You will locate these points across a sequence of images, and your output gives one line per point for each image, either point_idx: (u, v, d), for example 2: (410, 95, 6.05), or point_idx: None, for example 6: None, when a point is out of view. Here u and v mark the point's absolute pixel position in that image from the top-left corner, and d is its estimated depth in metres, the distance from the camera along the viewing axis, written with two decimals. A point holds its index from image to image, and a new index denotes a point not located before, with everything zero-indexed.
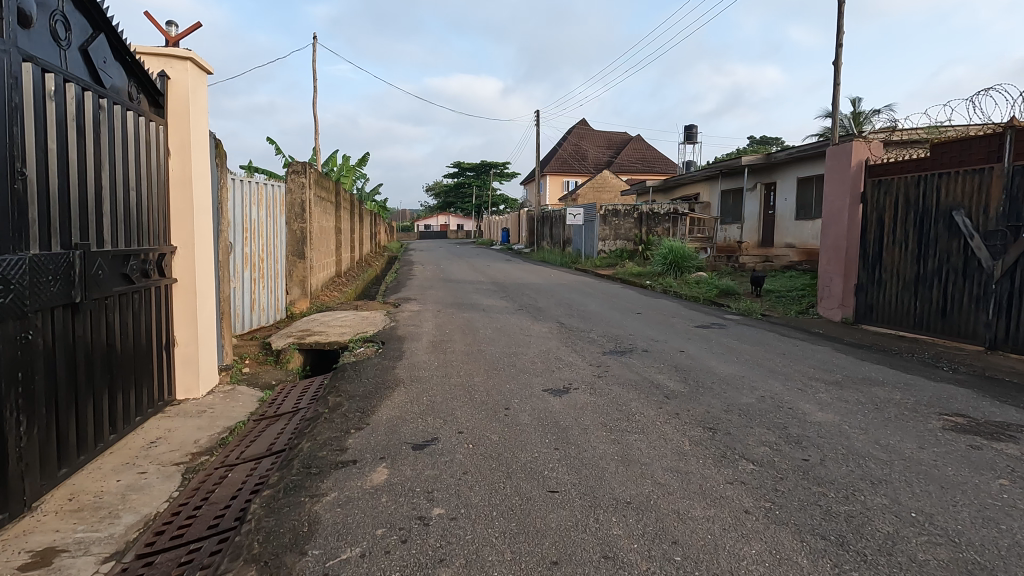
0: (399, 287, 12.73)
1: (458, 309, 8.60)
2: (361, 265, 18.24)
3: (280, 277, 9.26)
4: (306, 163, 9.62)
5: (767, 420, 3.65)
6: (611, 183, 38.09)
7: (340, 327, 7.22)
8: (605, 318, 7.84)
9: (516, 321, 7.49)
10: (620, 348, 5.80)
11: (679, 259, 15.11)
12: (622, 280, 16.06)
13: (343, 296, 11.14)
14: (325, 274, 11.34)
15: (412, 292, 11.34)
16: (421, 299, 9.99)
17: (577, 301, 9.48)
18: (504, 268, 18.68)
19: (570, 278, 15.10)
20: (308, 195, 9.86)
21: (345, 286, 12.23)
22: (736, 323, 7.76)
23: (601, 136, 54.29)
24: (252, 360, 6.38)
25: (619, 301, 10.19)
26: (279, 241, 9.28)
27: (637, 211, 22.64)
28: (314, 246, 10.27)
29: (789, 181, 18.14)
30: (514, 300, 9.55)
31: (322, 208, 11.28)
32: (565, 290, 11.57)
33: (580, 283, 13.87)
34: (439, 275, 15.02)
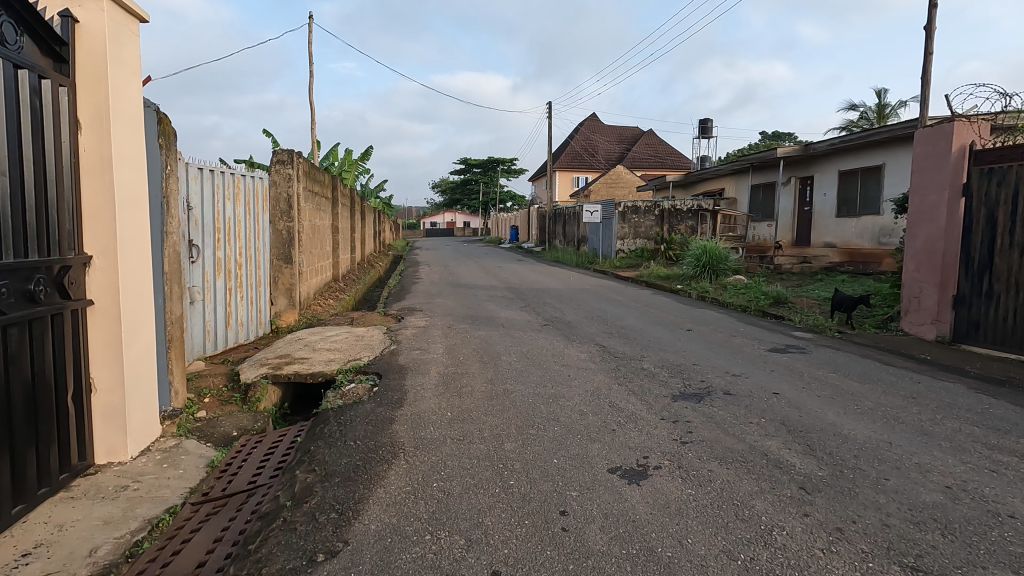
0: (403, 293, 11.34)
1: (473, 324, 7.22)
2: (363, 266, 16.90)
3: (260, 286, 7.86)
4: (293, 151, 8.17)
5: (998, 549, 2.23)
6: (624, 178, 36.57)
7: (329, 351, 5.82)
8: (653, 338, 6.43)
9: (545, 343, 6.09)
10: (691, 388, 4.40)
11: (713, 260, 13.62)
12: (648, 283, 14.62)
13: (339, 305, 9.72)
14: (319, 280, 9.92)
15: (417, 300, 9.93)
16: (429, 310, 8.59)
17: (611, 314, 8.04)
18: (517, 269, 17.28)
19: (592, 282, 13.67)
20: (296, 188, 8.40)
21: (343, 294, 10.85)
22: (815, 344, 6.32)
23: (612, 131, 52.72)
24: (213, 398, 4.99)
25: (658, 312, 8.73)
26: (260, 244, 7.88)
27: (659, 208, 21.13)
28: (304, 248, 8.85)
29: (830, 174, 16.55)
30: (538, 312, 8.14)
31: (315, 204, 9.82)
32: (593, 298, 10.12)
33: (604, 288, 12.44)
34: (447, 278, 13.66)
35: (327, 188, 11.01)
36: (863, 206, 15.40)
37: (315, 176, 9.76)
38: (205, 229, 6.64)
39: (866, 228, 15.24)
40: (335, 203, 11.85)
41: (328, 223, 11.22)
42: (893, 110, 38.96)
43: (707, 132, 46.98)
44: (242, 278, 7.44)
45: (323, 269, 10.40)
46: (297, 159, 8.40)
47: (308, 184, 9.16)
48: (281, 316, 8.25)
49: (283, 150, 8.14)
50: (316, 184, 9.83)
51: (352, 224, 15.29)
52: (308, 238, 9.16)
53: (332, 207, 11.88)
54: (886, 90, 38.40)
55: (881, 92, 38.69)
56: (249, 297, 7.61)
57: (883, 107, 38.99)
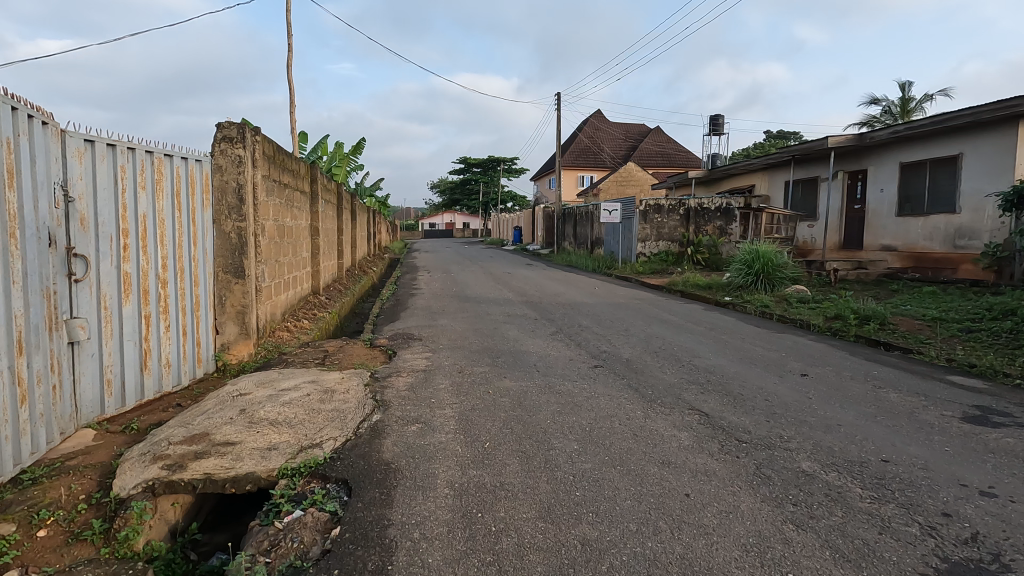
0: (398, 310, 9.22)
1: (494, 366, 5.05)
2: (353, 274, 14.81)
3: (197, 310, 5.69)
4: (245, 125, 5.95)
5: None
6: (635, 175, 34.50)
7: (273, 425, 3.65)
8: (768, 394, 4.29)
9: (612, 408, 3.95)
10: (946, 543, 2.27)
11: (768, 268, 11.40)
12: (685, 294, 12.52)
13: (314, 331, 7.55)
14: (287, 300, 7.75)
15: (415, 321, 7.74)
16: (431, 338, 6.42)
17: (681, 347, 5.92)
18: (531, 276, 15.16)
19: (623, 293, 11.57)
20: (252, 177, 6.21)
21: (321, 313, 8.71)
22: (1015, 404, 4.20)
23: (618, 128, 50.70)
24: (50, 532, 2.81)
25: (735, 339, 6.61)
26: (198, 252, 5.70)
27: (684, 206, 19.17)
28: (264, 257, 6.66)
29: (889, 167, 14.42)
30: (580, 345, 6.00)
31: (283, 198, 7.61)
32: (638, 317, 8.00)
33: (641, 301, 10.34)
34: (451, 288, 11.58)
35: (301, 181, 8.84)
36: (933, 204, 13.27)
37: (282, 164, 7.56)
38: (100, 232, 4.48)
39: (936, 229, 13.08)
40: (316, 200, 9.70)
41: (305, 224, 9.04)
42: (917, 104, 36.90)
43: (718, 128, 44.85)
44: (167, 300, 5.28)
45: (295, 283, 8.24)
46: (254, 137, 6.21)
47: (271, 173, 6.97)
48: (230, 349, 6.09)
49: (231, 122, 5.92)
50: (283, 174, 7.63)
51: (339, 225, 13.10)
52: (270, 245, 6.96)
53: (311, 205, 9.70)
54: (911, 83, 36.32)
55: (904, 84, 36.75)
56: (180, 327, 5.45)
57: (906, 101, 36.99)
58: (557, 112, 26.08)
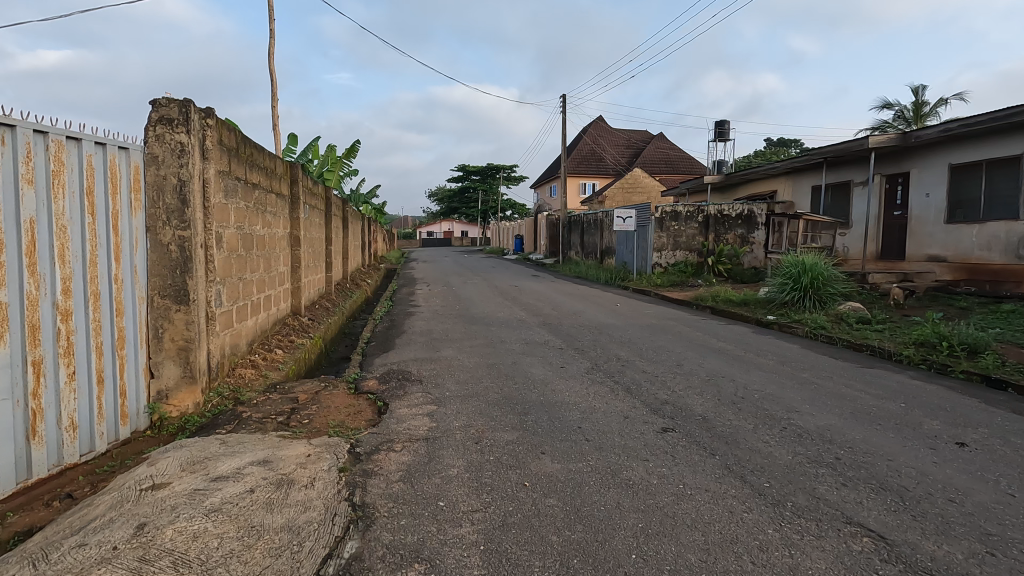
0: (392, 335, 7.78)
1: (523, 432, 3.63)
2: (344, 288, 13.40)
3: (118, 348, 4.20)
4: (188, 102, 4.47)
5: None
6: (642, 182, 33.20)
7: (178, 568, 2.18)
8: (946, 488, 2.85)
9: (726, 524, 2.49)
10: None
11: (818, 283, 9.92)
12: (717, 311, 11.11)
13: (287, 366, 6.08)
14: (254, 326, 6.29)
15: (412, 351, 6.30)
16: (434, 380, 4.98)
17: (764, 396, 4.49)
18: (540, 290, 13.76)
19: (650, 310, 10.16)
20: (201, 173, 4.74)
21: (297, 341, 7.25)
22: None
23: (621, 135, 49.55)
24: None
25: (820, 379, 5.20)
26: (121, 270, 4.24)
27: (702, 213, 17.83)
28: (219, 275, 5.19)
29: (937, 170, 13.08)
30: (630, 392, 4.56)
31: (250, 202, 6.17)
32: (684, 345, 6.58)
33: (674, 321, 8.94)
34: (454, 306, 10.18)
35: (276, 183, 7.41)
36: (990, 210, 11.92)
37: (248, 160, 6.11)
38: None
39: (995, 238, 11.74)
40: (296, 205, 8.27)
41: (281, 233, 7.60)
42: (931, 109, 35.75)
43: (724, 135, 43.68)
44: (71, 338, 3.81)
45: (265, 306, 6.77)
46: (203, 120, 4.76)
47: (231, 170, 5.51)
48: (169, 398, 4.59)
49: (170, 98, 4.46)
50: (250, 171, 6.18)
51: (327, 234, 11.66)
52: (229, 259, 5.48)
53: (290, 211, 8.26)
54: (925, 88, 35.20)
55: (917, 88, 35.65)
56: (93, 373, 3.98)
57: (919, 105, 35.85)
58: (562, 114, 24.77)
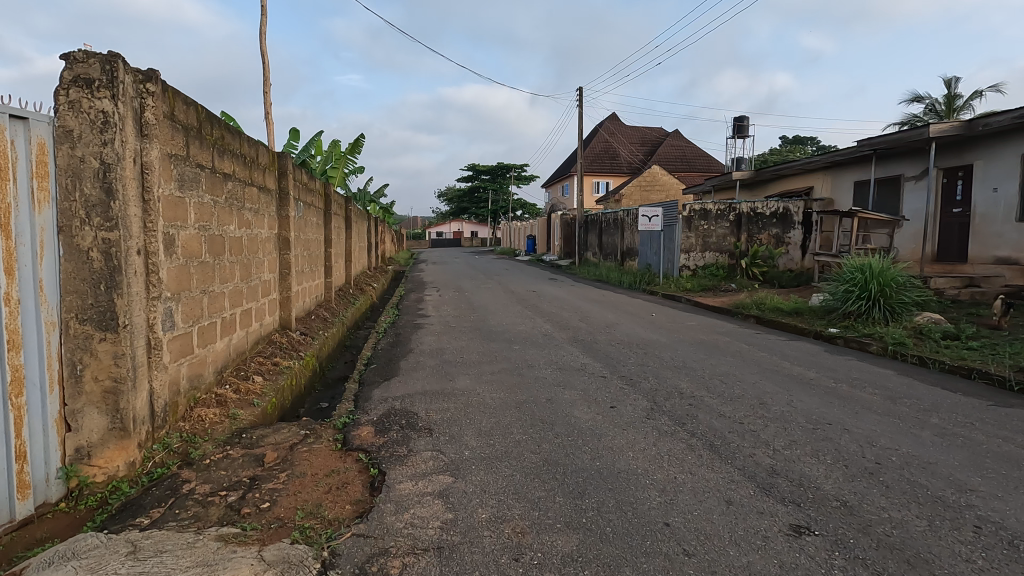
0: (397, 354, 6.58)
1: (586, 537, 2.40)
2: (348, 294, 12.28)
3: (9, 396, 2.99)
4: (113, 58, 3.30)
5: None
6: (660, 180, 31.83)
7: None
8: None
9: None
10: None
11: (888, 289, 8.57)
12: (766, 321, 9.82)
13: (265, 402, 4.90)
14: (224, 349, 5.12)
15: (420, 381, 5.10)
16: (448, 428, 3.77)
17: (907, 462, 3.22)
18: (561, 296, 12.54)
19: (692, 321, 8.91)
20: (137, 153, 3.55)
21: (281, 365, 6.04)
22: None
23: (636, 132, 48.12)
24: None
25: (959, 425, 3.91)
26: (14, 286, 3.01)
27: (734, 212, 16.51)
28: (169, 289, 4.00)
29: (1006, 160, 11.65)
30: (719, 454, 3.32)
31: (218, 196, 4.99)
32: (756, 373, 5.31)
33: (724, 335, 7.68)
34: (468, 317, 8.98)
35: (259, 175, 6.22)
36: None
37: (215, 144, 4.93)
38: None
39: None
40: (285, 202, 7.10)
41: (265, 235, 6.43)
42: (964, 102, 34.01)
43: (743, 131, 42.14)
44: None
45: (240, 323, 5.60)
46: (139, 84, 3.58)
47: (187, 156, 4.33)
48: (92, 457, 3.40)
49: (88, 52, 3.28)
50: (219, 160, 5.01)
51: (326, 235, 10.51)
52: (185, 268, 4.30)
53: (278, 209, 7.09)
54: (958, 80, 33.54)
55: (949, 80, 33.93)
56: None
57: (952, 98, 34.11)
58: (578, 108, 23.50)
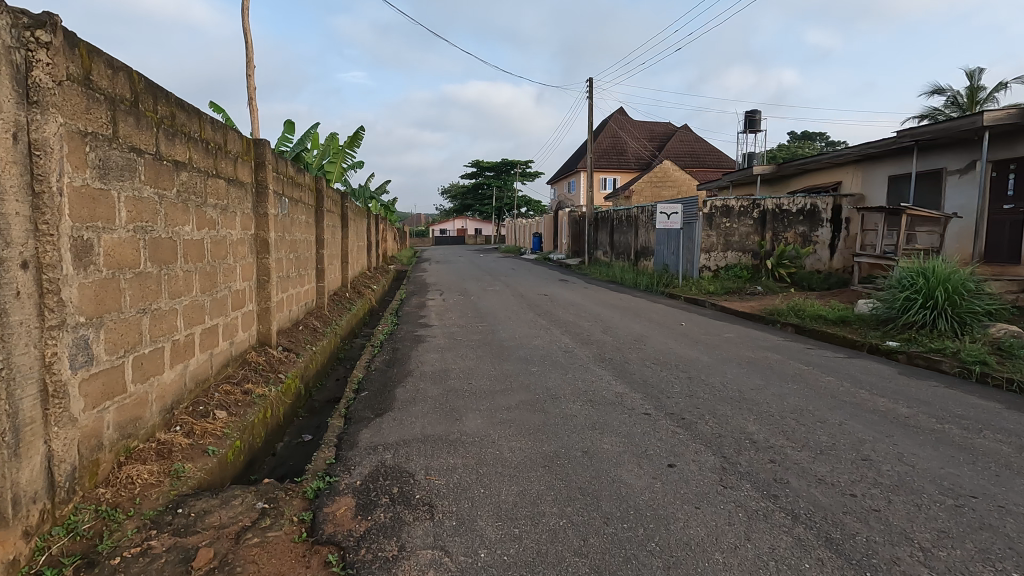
0: (393, 377, 5.57)
1: None
2: (344, 298, 11.31)
3: None
4: None
5: None
6: (671, 176, 30.70)
7: None
8: None
9: None
10: None
11: (955, 297, 7.50)
12: (808, 331, 8.78)
13: (224, 448, 3.90)
14: (176, 380, 4.13)
15: (418, 421, 4.08)
16: (454, 506, 2.76)
17: None
18: (575, 300, 11.52)
19: (728, 332, 7.89)
20: (20, 127, 2.54)
21: (253, 393, 5.01)
22: None
23: (644, 127, 46.91)
24: None
25: None
26: None
27: (758, 208, 15.45)
28: (81, 313, 2.99)
29: None
30: (851, 561, 2.28)
31: (166, 189, 3.98)
32: (835, 409, 4.28)
33: (772, 351, 6.66)
34: (475, 327, 7.97)
35: (228, 165, 5.22)
36: None
37: (160, 123, 3.91)
38: None
39: None
40: (263, 197, 6.07)
41: (235, 236, 5.41)
42: (987, 94, 32.64)
43: (754, 125, 40.87)
44: None
45: (200, 344, 4.60)
46: (20, 29, 2.55)
47: (114, 136, 3.32)
48: None
49: None
50: (166, 144, 4.00)
51: (319, 235, 9.51)
52: (111, 282, 3.29)
53: (256, 205, 6.06)
54: (982, 71, 32.14)
55: (972, 72, 32.60)
56: None
57: (974, 90, 32.76)
58: (589, 100, 22.41)
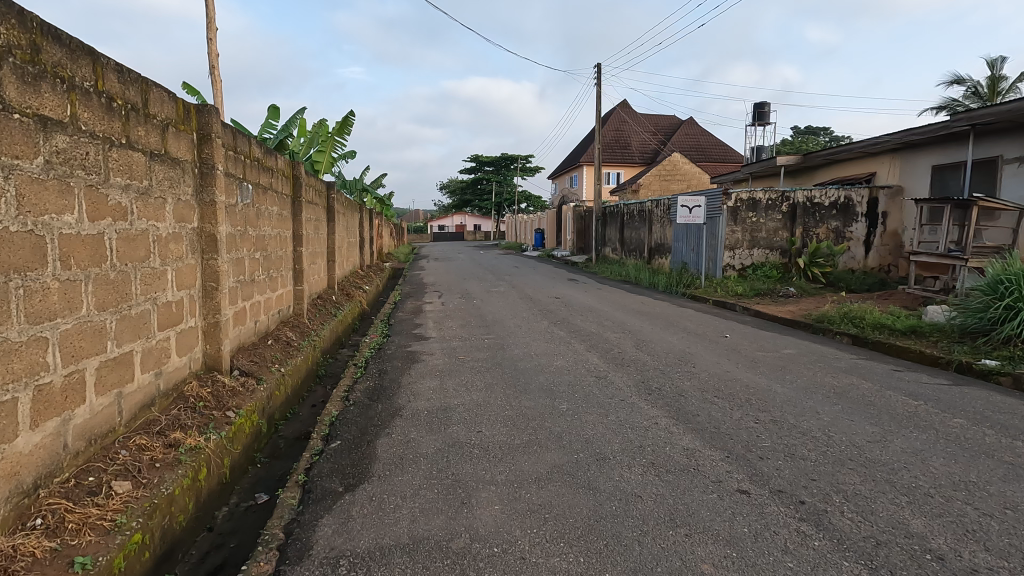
0: (376, 416, 4.23)
1: None
2: (329, 303, 9.95)
3: None
4: None
5: None
6: (680, 169, 29.35)
7: None
8: None
9: None
10: None
11: None
12: (872, 344, 7.46)
13: (106, 555, 2.54)
14: (43, 444, 2.76)
15: (405, 508, 2.74)
16: None
17: None
18: (593, 304, 10.16)
19: (786, 346, 6.59)
20: None
21: (179, 447, 3.63)
22: None
23: (649, 120, 45.49)
24: None
25: None
26: None
27: (788, 201, 14.12)
28: None
29: None
30: None
31: (20, 159, 2.62)
32: (1014, 483, 2.94)
33: (853, 374, 5.33)
34: (481, 341, 6.64)
35: (149, 133, 3.84)
36: None
37: (6, 56, 2.54)
38: None
39: None
40: (209, 179, 4.68)
41: (163, 230, 4.04)
42: (1008, 85, 31.30)
43: (763, 117, 39.50)
44: None
45: (96, 385, 3.23)
46: None
47: None
48: None
49: None
50: (21, 90, 2.63)
51: (298, 230, 8.15)
52: None
53: (200, 190, 4.67)
54: (1004, 59, 30.69)
55: (993, 61, 31.23)
56: None
57: (994, 79, 31.40)
58: (596, 86, 20.97)
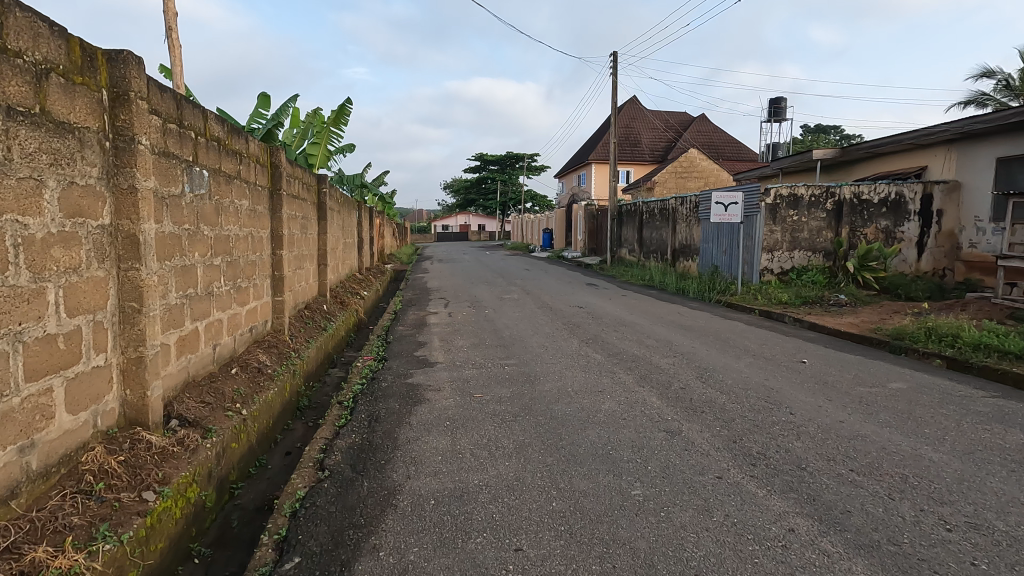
0: (360, 502, 2.87)
1: None
2: (321, 314, 8.61)
3: None
4: None
5: None
6: (697, 166, 27.90)
7: None
8: None
9: None
10: None
11: None
12: (979, 370, 6.04)
13: None
14: None
15: None
16: None
17: None
18: (624, 316, 8.77)
19: (888, 377, 5.19)
20: None
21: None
22: None
23: (660, 116, 44.02)
24: None
25: None
26: None
27: (834, 198, 12.72)
28: None
29: None
30: None
31: None
32: None
33: (1010, 425, 3.92)
34: (501, 369, 5.27)
35: (3, 78, 2.49)
36: None
37: None
38: None
39: None
40: (126, 156, 3.31)
41: (30, 229, 2.65)
42: None
43: (779, 113, 37.99)
44: None
45: None
46: None
47: None
48: None
49: None
50: None
51: (278, 229, 6.79)
52: None
53: (112, 172, 3.29)
54: None
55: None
56: None
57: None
58: (612, 75, 19.58)
